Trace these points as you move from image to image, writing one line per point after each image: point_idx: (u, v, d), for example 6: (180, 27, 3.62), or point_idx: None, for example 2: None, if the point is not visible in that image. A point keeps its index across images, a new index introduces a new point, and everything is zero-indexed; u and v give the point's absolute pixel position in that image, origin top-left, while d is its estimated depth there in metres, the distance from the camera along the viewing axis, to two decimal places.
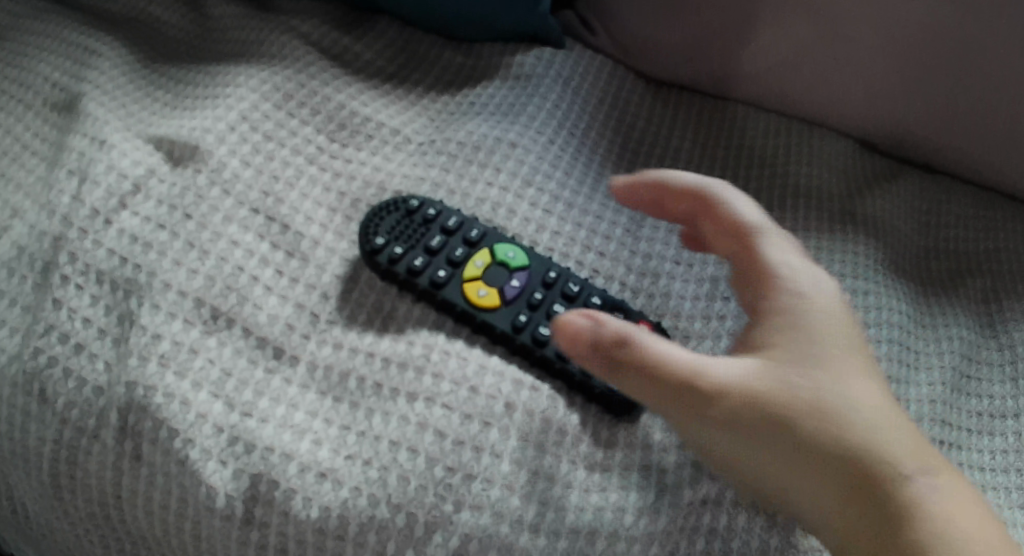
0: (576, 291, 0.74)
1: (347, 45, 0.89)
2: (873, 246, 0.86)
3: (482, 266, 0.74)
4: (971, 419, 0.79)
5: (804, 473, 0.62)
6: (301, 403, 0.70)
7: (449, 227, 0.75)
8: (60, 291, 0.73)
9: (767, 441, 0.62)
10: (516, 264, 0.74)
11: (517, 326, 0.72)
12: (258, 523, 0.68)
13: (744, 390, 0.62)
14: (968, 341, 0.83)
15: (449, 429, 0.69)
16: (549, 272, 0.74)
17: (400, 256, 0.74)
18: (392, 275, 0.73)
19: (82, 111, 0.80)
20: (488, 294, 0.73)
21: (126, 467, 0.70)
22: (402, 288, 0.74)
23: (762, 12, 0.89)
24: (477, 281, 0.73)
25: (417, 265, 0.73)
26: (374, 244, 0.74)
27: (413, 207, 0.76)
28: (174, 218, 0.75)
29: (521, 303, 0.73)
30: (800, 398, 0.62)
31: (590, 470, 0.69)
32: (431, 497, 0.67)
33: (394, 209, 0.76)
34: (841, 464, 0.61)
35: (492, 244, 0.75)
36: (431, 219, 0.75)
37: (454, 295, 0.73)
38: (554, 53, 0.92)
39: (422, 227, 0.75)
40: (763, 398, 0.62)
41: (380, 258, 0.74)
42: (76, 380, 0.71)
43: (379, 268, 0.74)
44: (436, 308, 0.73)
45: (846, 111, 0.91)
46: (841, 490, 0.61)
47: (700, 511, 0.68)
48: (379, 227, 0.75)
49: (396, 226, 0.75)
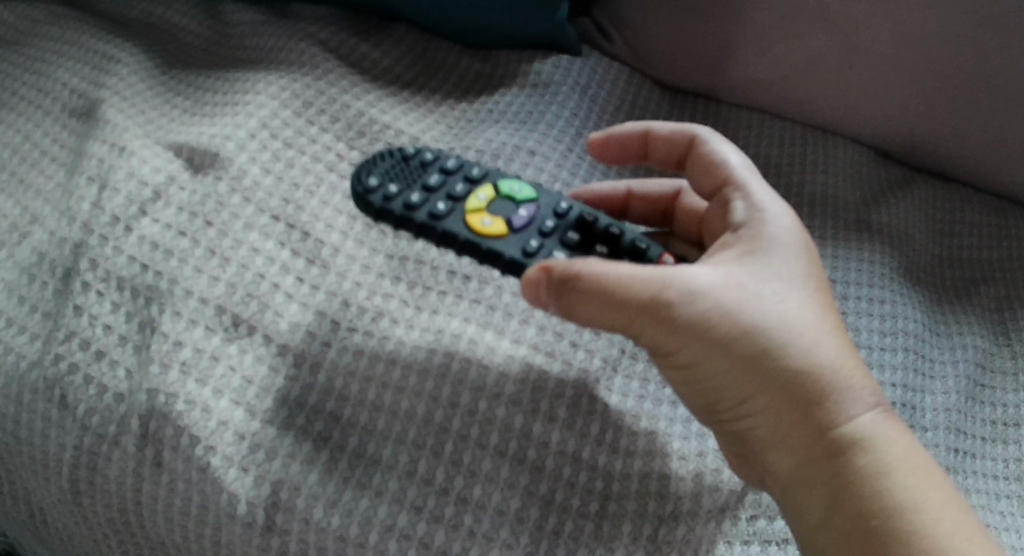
0: (592, 220, 0.71)
1: (365, 52, 0.89)
2: (888, 254, 0.86)
3: (486, 198, 0.71)
4: (986, 428, 0.79)
5: (758, 393, 0.63)
6: (323, 410, 0.70)
7: (446, 166, 0.72)
8: (81, 298, 0.73)
9: (722, 363, 0.64)
10: (521, 197, 0.71)
11: (530, 253, 0.69)
12: (278, 530, 0.68)
13: (705, 308, 0.63)
14: (982, 350, 0.83)
15: (470, 438, 0.69)
16: (560, 205, 0.72)
17: (395, 194, 0.70)
18: (387, 212, 0.70)
19: (102, 118, 0.80)
20: (495, 222, 0.70)
21: (147, 474, 0.70)
22: (398, 224, 0.70)
23: (777, 22, 0.90)
24: (480, 212, 0.70)
25: (415, 200, 0.70)
26: (367, 184, 0.71)
27: (407, 153, 0.73)
28: (195, 225, 0.75)
29: (531, 232, 0.70)
30: (745, 319, 0.63)
31: (610, 479, 0.69)
32: (451, 507, 0.68)
33: (388, 156, 0.73)
34: (793, 385, 0.63)
35: (495, 180, 0.72)
36: (428, 163, 0.73)
37: (456, 225, 0.69)
38: (571, 61, 0.92)
39: (419, 169, 0.72)
40: (716, 319, 0.63)
41: (374, 198, 0.70)
42: (97, 387, 0.71)
43: (373, 207, 0.70)
44: (437, 240, 0.70)
45: (862, 119, 0.91)
46: (785, 410, 0.63)
47: (719, 518, 0.69)
48: (371, 168, 0.72)
49: (389, 167, 0.72)
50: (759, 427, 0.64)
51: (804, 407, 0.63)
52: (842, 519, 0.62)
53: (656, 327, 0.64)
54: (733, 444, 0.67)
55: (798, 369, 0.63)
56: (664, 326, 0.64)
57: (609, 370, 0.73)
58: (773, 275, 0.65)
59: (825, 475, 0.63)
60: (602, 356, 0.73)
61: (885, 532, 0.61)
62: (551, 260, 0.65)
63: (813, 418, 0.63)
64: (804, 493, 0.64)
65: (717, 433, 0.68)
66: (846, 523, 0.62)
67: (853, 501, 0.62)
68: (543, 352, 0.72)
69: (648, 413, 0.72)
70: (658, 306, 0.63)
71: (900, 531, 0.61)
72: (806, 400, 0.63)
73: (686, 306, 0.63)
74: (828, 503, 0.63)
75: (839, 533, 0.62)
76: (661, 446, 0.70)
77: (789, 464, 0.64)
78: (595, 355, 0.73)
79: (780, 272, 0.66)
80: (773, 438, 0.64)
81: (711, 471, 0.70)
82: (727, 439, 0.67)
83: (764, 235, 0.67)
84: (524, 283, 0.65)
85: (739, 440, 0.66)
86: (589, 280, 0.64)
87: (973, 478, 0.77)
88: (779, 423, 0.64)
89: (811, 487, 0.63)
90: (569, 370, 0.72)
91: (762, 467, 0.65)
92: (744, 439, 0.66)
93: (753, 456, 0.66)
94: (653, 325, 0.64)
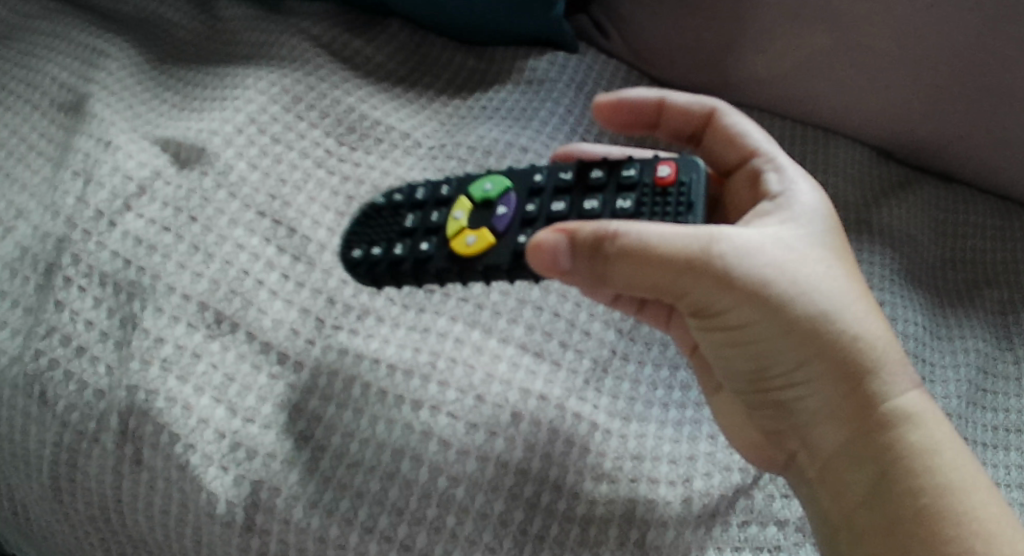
0: (570, 178, 0.68)
1: (358, 47, 0.88)
2: (889, 255, 0.85)
3: (462, 219, 0.68)
4: (987, 434, 0.78)
5: (809, 356, 0.63)
6: (306, 409, 0.69)
7: (417, 200, 0.70)
8: (62, 293, 0.72)
9: (772, 326, 0.63)
10: (493, 196, 0.68)
11: (521, 246, 0.66)
12: (259, 530, 0.67)
13: (757, 269, 0.62)
14: (985, 354, 0.82)
15: (454, 438, 0.68)
16: (535, 178, 0.69)
17: (381, 252, 0.68)
18: (382, 271, 0.68)
19: (88, 112, 0.79)
20: (477, 236, 0.67)
21: (126, 471, 0.69)
22: (397, 279, 0.68)
23: (777, 19, 0.88)
24: (461, 233, 0.67)
25: (398, 253, 0.68)
26: (352, 257, 0.69)
27: (374, 207, 0.71)
28: (179, 220, 0.75)
29: (516, 227, 0.67)
30: (796, 282, 0.63)
31: (598, 481, 0.68)
32: (433, 509, 0.67)
33: (360, 219, 0.71)
34: (843, 350, 0.63)
35: (463, 191, 0.69)
36: (399, 203, 0.70)
37: (445, 261, 0.67)
38: (567, 58, 0.91)
39: (391, 217, 0.70)
40: (768, 281, 0.62)
41: (368, 265, 0.68)
42: (77, 383, 0.70)
43: (364, 274, 0.68)
44: (437, 279, 0.68)
45: (863, 118, 0.90)
46: (833, 376, 0.63)
47: (709, 523, 0.68)
48: (352, 240, 0.70)
49: (364, 227, 0.70)
50: (807, 394, 0.64)
51: (853, 376, 0.63)
52: (894, 493, 0.61)
53: (702, 291, 0.63)
54: (767, 415, 0.66)
55: (847, 334, 0.63)
56: (712, 291, 0.62)
57: (599, 372, 0.73)
58: (813, 238, 0.65)
59: (874, 445, 0.62)
60: (593, 357, 0.73)
61: (934, 504, 0.61)
62: (573, 227, 0.62)
63: (862, 385, 0.63)
64: (852, 463, 0.63)
65: (749, 404, 0.67)
66: (897, 496, 0.61)
67: (904, 475, 0.62)
68: (531, 352, 0.72)
69: (639, 415, 0.72)
70: (705, 272, 0.62)
71: (950, 506, 0.61)
72: (855, 369, 0.63)
73: (737, 269, 0.62)
74: (880, 469, 0.62)
75: (888, 506, 0.62)
76: (649, 450, 0.70)
77: (834, 432, 0.63)
78: (584, 356, 0.73)
79: (817, 235, 0.65)
80: (818, 408, 0.64)
81: (701, 476, 0.69)
82: (761, 413, 0.66)
83: (795, 200, 0.67)
84: (538, 250, 0.63)
85: (779, 410, 0.65)
86: (629, 244, 0.62)
87: None
88: (827, 389, 0.63)
89: (859, 454, 0.63)
90: (558, 372, 0.72)
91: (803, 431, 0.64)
92: (787, 409, 0.65)
93: (793, 426, 0.65)
94: (702, 288, 0.62)
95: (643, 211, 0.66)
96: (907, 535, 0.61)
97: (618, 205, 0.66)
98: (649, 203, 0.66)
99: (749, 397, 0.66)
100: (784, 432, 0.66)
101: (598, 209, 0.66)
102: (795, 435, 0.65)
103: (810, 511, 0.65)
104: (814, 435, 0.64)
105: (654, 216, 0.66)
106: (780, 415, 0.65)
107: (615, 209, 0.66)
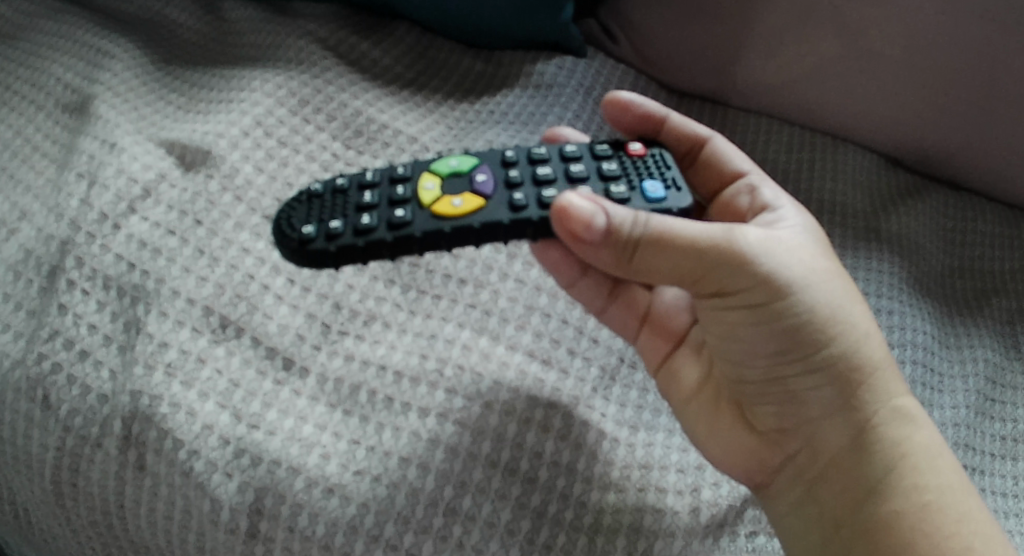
0: (544, 152, 0.69)
1: (365, 50, 0.87)
2: (898, 263, 0.84)
3: (437, 188, 0.67)
4: (995, 444, 0.77)
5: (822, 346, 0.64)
6: (311, 416, 0.68)
7: (366, 181, 0.68)
8: (66, 296, 0.71)
9: (789, 314, 0.64)
10: (463, 168, 0.68)
11: (512, 202, 0.66)
12: (262, 538, 0.66)
13: (776, 258, 0.64)
14: (993, 364, 0.81)
15: (461, 446, 0.68)
16: (505, 152, 0.69)
17: (342, 228, 0.65)
18: (347, 245, 0.65)
19: (93, 113, 0.79)
20: (463, 200, 0.66)
21: (129, 477, 0.68)
22: (364, 253, 0.65)
23: (790, 23, 0.88)
24: (442, 198, 0.66)
25: (368, 222, 0.65)
26: (305, 234, 0.65)
27: (313, 192, 0.67)
28: (184, 224, 0.74)
29: (502, 191, 0.67)
30: (812, 275, 0.65)
31: (605, 490, 0.67)
32: (439, 518, 0.66)
33: (299, 201, 0.67)
34: (852, 344, 0.65)
35: (424, 167, 0.68)
36: (343, 186, 0.67)
37: (428, 226, 0.66)
38: (576, 62, 0.90)
39: (343, 199, 0.67)
40: (787, 271, 0.64)
41: (329, 244, 0.65)
42: (80, 387, 0.69)
43: (321, 251, 0.65)
44: (419, 247, 0.66)
45: (872, 125, 0.89)
46: (841, 369, 0.65)
47: (717, 534, 0.67)
48: (298, 220, 0.66)
49: (309, 209, 0.66)
50: (818, 385, 0.65)
51: (860, 371, 0.65)
52: (897, 487, 0.63)
53: (728, 270, 0.63)
54: (772, 410, 0.67)
55: (856, 328, 0.65)
56: (739, 272, 0.63)
57: (606, 380, 0.72)
58: (817, 240, 0.68)
59: (880, 441, 0.64)
60: (601, 365, 0.73)
61: (937, 500, 0.63)
62: (606, 205, 0.64)
63: (869, 381, 0.65)
64: (857, 457, 0.64)
65: (752, 399, 0.67)
66: (902, 490, 0.63)
67: (908, 470, 0.63)
68: (539, 359, 0.72)
69: (647, 423, 0.71)
70: (737, 251, 0.63)
71: (951, 503, 0.63)
72: (864, 366, 0.65)
73: (764, 254, 0.64)
74: (886, 463, 0.64)
75: (893, 500, 0.63)
76: (657, 459, 0.69)
77: (839, 427, 0.65)
78: (593, 363, 0.73)
79: (821, 239, 0.68)
80: (827, 399, 0.65)
81: (710, 486, 0.69)
82: (765, 405, 0.67)
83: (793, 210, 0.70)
84: (569, 215, 0.63)
85: (789, 401, 0.66)
86: (658, 228, 0.63)
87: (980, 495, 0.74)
88: (837, 380, 0.65)
89: (864, 446, 0.64)
90: (566, 380, 0.71)
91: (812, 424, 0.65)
92: (797, 400, 0.66)
93: (799, 421, 0.66)
94: (724, 271, 0.64)
95: (627, 174, 0.69)
96: (912, 528, 0.62)
97: (603, 167, 0.69)
98: (631, 166, 0.69)
99: (754, 390, 0.67)
100: (787, 428, 0.66)
101: (584, 172, 0.68)
102: (799, 431, 0.66)
103: (808, 511, 0.65)
104: (820, 429, 0.65)
105: (640, 178, 0.69)
106: (788, 406, 0.66)
107: (602, 170, 0.68)
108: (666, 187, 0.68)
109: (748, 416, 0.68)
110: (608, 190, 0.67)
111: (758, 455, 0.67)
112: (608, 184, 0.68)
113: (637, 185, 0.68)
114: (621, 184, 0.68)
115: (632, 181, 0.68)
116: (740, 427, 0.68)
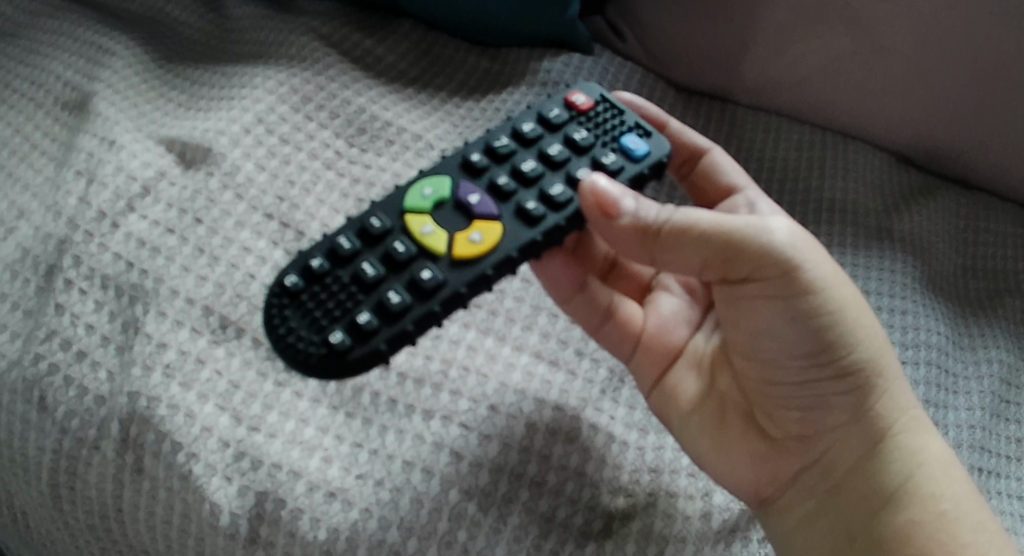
0: (504, 145, 0.68)
1: (368, 48, 0.86)
2: (911, 263, 0.82)
3: (435, 228, 0.65)
4: (1010, 446, 0.76)
5: (849, 345, 0.64)
6: (312, 418, 0.67)
7: (347, 253, 0.65)
8: (63, 296, 0.70)
9: (823, 312, 0.63)
10: (443, 195, 0.67)
11: (529, 219, 0.65)
12: (263, 543, 0.64)
13: (808, 257, 0.63)
14: (1007, 365, 0.79)
15: (466, 450, 0.66)
16: (471, 158, 0.68)
17: (373, 320, 0.62)
18: (392, 335, 0.62)
19: (92, 111, 0.77)
20: (481, 234, 0.65)
21: (127, 480, 0.66)
22: (414, 332, 0.63)
23: (800, 18, 0.86)
24: (455, 240, 0.65)
25: (400, 301, 0.63)
26: (337, 343, 0.62)
27: (294, 290, 0.64)
28: (184, 222, 0.73)
29: (506, 207, 0.66)
30: (839, 275, 0.64)
31: (614, 495, 0.66)
32: (444, 523, 0.64)
33: (292, 309, 0.63)
34: (876, 344, 0.64)
35: (403, 216, 0.66)
36: (326, 272, 0.64)
37: (462, 276, 0.64)
38: (582, 60, 0.88)
39: (340, 285, 0.64)
40: (818, 270, 0.63)
41: (376, 343, 0.62)
42: (77, 389, 0.67)
43: (366, 352, 0.62)
44: (465, 300, 0.64)
45: (883, 124, 0.88)
46: (865, 370, 0.64)
47: (729, 539, 0.66)
48: (306, 331, 0.63)
49: (305, 313, 0.63)
50: (845, 390, 0.64)
51: (881, 376, 0.64)
52: (915, 495, 0.63)
53: (764, 265, 0.63)
54: (789, 418, 0.65)
55: (876, 328, 0.65)
56: (773, 267, 0.63)
57: (615, 382, 0.71)
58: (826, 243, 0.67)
59: (895, 451, 0.64)
60: (609, 366, 0.72)
61: (951, 511, 0.63)
62: (636, 197, 0.64)
63: (889, 387, 0.65)
64: (873, 465, 0.64)
65: (770, 406, 0.66)
66: (917, 499, 0.63)
67: (924, 480, 0.63)
68: (546, 361, 0.71)
69: (657, 426, 0.70)
70: (773, 247, 0.63)
71: (966, 513, 0.63)
72: (886, 373, 0.65)
73: (803, 251, 0.63)
74: (903, 470, 0.63)
75: (908, 511, 0.62)
76: (666, 463, 0.68)
77: (857, 435, 0.64)
78: (601, 365, 0.72)
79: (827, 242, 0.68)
80: (848, 405, 0.64)
81: (721, 490, 0.68)
82: (783, 412, 0.66)
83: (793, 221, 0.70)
84: (599, 192, 0.63)
85: (813, 407, 0.65)
86: (683, 221, 0.63)
87: (995, 498, 0.73)
88: (861, 383, 0.64)
89: (882, 452, 0.64)
90: (573, 381, 0.70)
91: (835, 430, 0.65)
92: (821, 406, 0.65)
93: (820, 427, 0.65)
94: (755, 267, 0.63)
95: (599, 137, 0.69)
96: (928, 539, 0.62)
97: (573, 136, 0.69)
98: (595, 127, 0.69)
99: (773, 395, 0.66)
100: (805, 436, 0.65)
101: (562, 156, 0.68)
102: (816, 439, 0.65)
103: (821, 522, 0.64)
104: (839, 437, 0.65)
105: (614, 136, 0.69)
106: (812, 412, 0.65)
107: (575, 143, 0.68)
108: (641, 134, 0.69)
109: (759, 424, 0.67)
110: (600, 161, 0.68)
111: (769, 467, 0.66)
112: (590, 156, 0.68)
113: (617, 145, 0.68)
114: (606, 152, 0.68)
115: (608, 140, 0.69)
116: (752, 438, 0.67)
